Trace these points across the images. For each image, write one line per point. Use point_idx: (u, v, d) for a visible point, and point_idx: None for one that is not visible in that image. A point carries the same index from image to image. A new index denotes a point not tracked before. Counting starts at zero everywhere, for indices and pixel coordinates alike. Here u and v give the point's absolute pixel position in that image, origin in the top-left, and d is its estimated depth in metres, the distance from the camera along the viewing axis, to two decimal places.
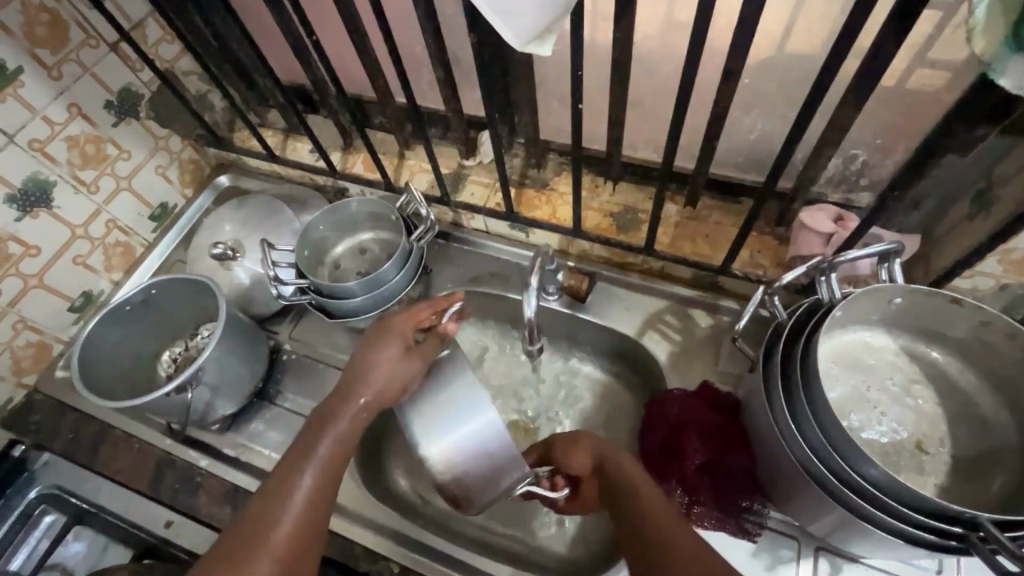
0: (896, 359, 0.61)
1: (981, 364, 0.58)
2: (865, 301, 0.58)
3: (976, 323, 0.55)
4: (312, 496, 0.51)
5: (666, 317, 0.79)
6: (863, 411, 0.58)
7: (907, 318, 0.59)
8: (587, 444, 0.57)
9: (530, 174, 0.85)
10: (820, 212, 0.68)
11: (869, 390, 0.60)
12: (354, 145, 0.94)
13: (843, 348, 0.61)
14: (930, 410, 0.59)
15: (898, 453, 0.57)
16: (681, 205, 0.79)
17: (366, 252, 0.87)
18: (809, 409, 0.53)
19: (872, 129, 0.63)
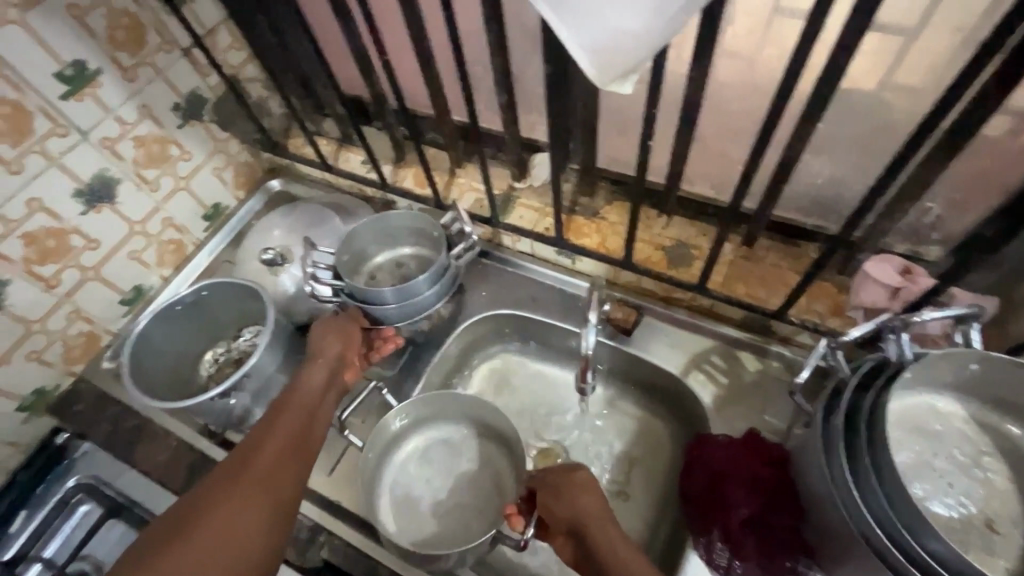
0: (965, 427, 0.58)
1: None
2: (938, 365, 0.55)
3: None
4: (291, 431, 0.63)
5: (712, 358, 0.76)
6: (928, 480, 0.55)
7: (982, 386, 0.56)
8: (575, 484, 0.59)
9: (581, 201, 0.84)
10: (887, 264, 0.65)
11: (937, 458, 0.56)
12: (406, 159, 0.95)
13: (909, 412, 0.58)
14: (1001, 485, 0.55)
15: (966, 530, 0.53)
16: (736, 244, 0.77)
17: (402, 267, 0.87)
18: (874, 474, 0.50)
19: (953, 184, 0.60)
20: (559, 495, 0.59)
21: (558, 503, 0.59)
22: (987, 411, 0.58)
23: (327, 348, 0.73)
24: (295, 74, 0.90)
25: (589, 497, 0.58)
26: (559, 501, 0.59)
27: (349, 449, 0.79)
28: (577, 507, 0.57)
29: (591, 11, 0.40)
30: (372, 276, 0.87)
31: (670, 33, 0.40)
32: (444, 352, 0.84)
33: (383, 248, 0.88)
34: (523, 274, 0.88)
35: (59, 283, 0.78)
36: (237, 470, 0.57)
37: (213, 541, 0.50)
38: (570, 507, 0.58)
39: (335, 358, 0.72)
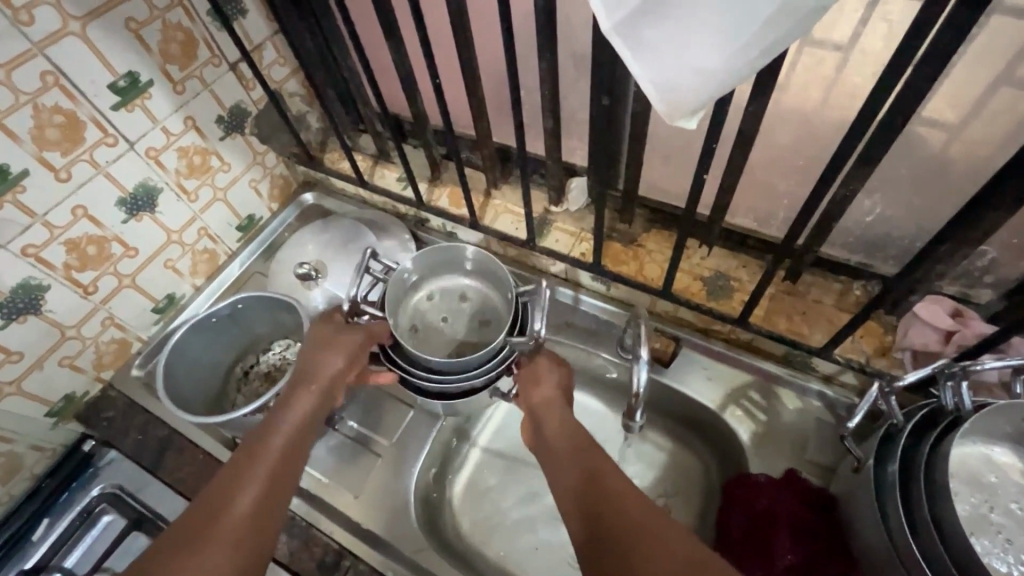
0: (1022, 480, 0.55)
1: None
2: (998, 416, 0.53)
3: None
4: (281, 459, 0.57)
5: (750, 394, 0.75)
6: (985, 535, 0.53)
7: None
8: (548, 378, 0.65)
9: (618, 228, 0.83)
10: (936, 306, 0.64)
11: (1000, 514, 0.54)
12: (442, 178, 0.95)
13: (969, 464, 0.56)
14: None
15: None
16: (778, 278, 0.76)
17: (464, 301, 0.80)
18: (935, 528, 0.48)
19: (1011, 229, 0.58)
20: (535, 373, 0.67)
21: (534, 390, 0.65)
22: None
23: (322, 367, 0.65)
24: (338, 90, 0.91)
25: (560, 386, 0.65)
26: (534, 385, 0.66)
27: (376, 468, 0.77)
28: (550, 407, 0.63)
29: (671, 48, 0.39)
30: (426, 295, 0.80)
31: (749, 74, 0.39)
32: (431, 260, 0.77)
33: (440, 275, 0.80)
34: (556, 299, 0.87)
35: (97, 290, 0.78)
36: (208, 521, 0.49)
37: None
38: (541, 395, 0.64)
39: (332, 376, 0.65)
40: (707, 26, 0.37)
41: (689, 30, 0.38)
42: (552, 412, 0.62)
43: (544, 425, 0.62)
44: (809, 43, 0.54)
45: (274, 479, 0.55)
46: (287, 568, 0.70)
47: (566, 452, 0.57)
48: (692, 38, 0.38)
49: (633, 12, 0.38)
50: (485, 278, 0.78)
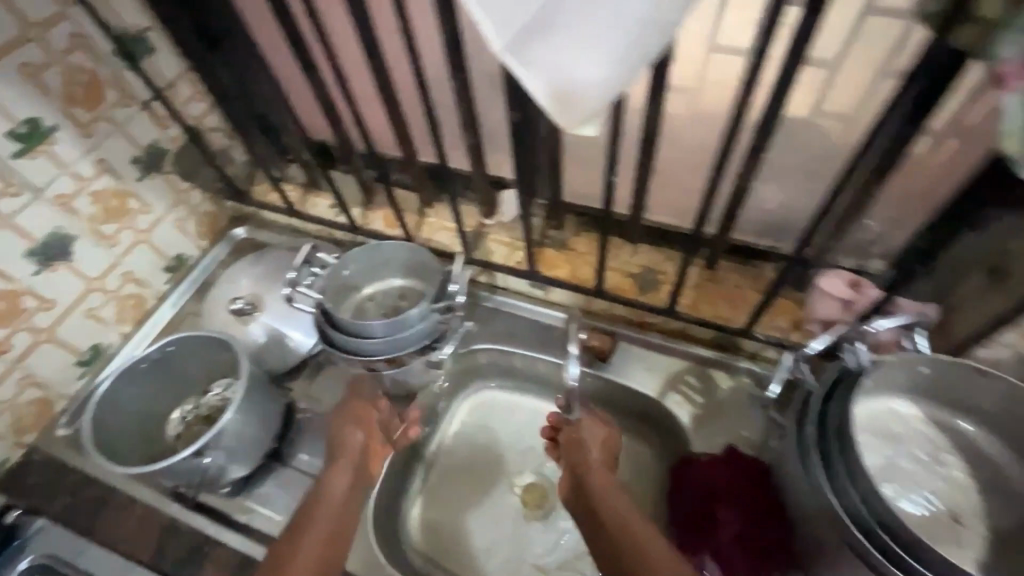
0: (924, 427, 0.61)
1: (1012, 436, 0.57)
2: (894, 370, 0.59)
3: (1002, 395, 0.55)
4: (327, 538, 0.58)
5: (687, 378, 0.79)
6: (895, 481, 0.58)
7: (933, 388, 0.60)
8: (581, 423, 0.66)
9: (550, 234, 0.87)
10: (836, 280, 0.69)
11: (902, 461, 0.59)
12: (375, 202, 0.96)
13: (870, 419, 0.61)
14: (961, 481, 0.58)
15: (935, 525, 0.56)
16: (702, 267, 0.80)
17: (400, 299, 0.80)
18: (849, 479, 0.53)
19: (887, 202, 0.65)
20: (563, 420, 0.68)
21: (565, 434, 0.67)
22: (943, 407, 0.61)
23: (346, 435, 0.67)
24: (260, 122, 0.91)
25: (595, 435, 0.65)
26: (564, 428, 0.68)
27: None
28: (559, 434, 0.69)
29: (560, 65, 0.43)
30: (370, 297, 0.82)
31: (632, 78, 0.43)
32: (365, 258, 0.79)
33: (381, 276, 0.81)
34: (496, 308, 0.88)
35: (9, 348, 0.73)
36: None
37: None
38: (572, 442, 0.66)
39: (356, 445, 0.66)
40: (588, 41, 0.41)
41: (574, 44, 0.42)
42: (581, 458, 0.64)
43: (580, 467, 0.63)
44: (691, 49, 0.59)
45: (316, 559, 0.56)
46: None
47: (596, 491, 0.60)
48: (577, 51, 0.42)
49: (520, 31, 0.41)
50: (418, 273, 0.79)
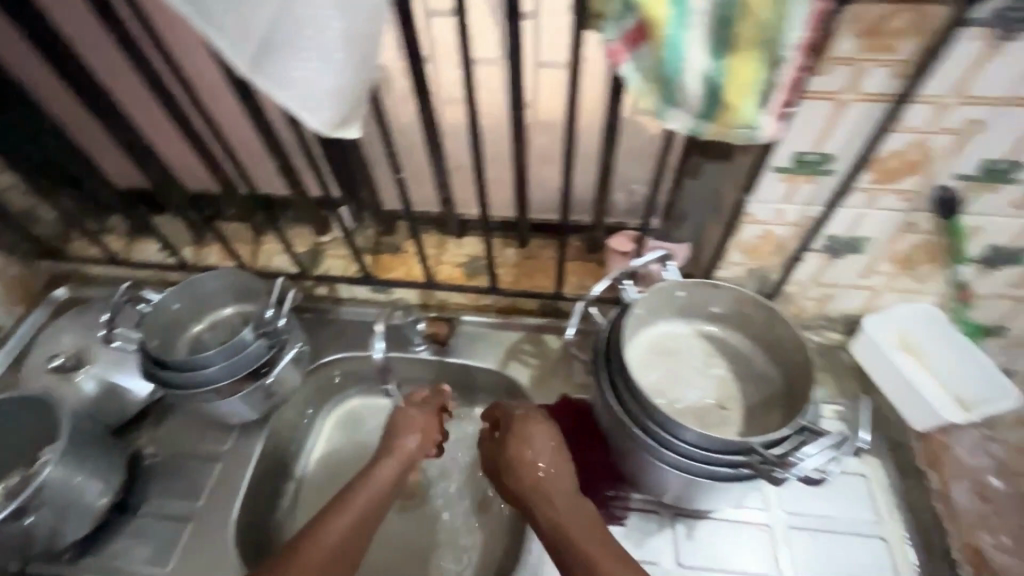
0: (694, 340, 0.75)
1: (750, 330, 0.73)
2: (657, 297, 0.71)
3: (733, 299, 0.71)
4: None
5: (522, 346, 0.88)
6: (676, 387, 0.71)
7: (691, 307, 0.74)
8: (543, 431, 0.65)
9: (383, 240, 0.93)
10: (621, 236, 0.79)
11: (674, 370, 0.72)
12: (207, 239, 0.96)
13: (646, 344, 0.74)
14: (725, 375, 0.72)
15: (707, 413, 0.69)
16: (517, 248, 0.90)
17: (229, 327, 0.82)
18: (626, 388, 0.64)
19: (636, 167, 0.80)
20: (524, 428, 0.65)
21: (530, 440, 0.65)
22: (699, 322, 0.75)
23: (400, 445, 0.70)
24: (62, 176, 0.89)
25: (551, 441, 0.65)
26: (515, 437, 0.65)
27: (189, 533, 0.74)
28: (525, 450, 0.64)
29: (292, 78, 0.48)
30: (199, 329, 0.82)
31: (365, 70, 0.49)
32: (189, 291, 0.79)
33: (216, 305, 0.83)
34: (341, 318, 0.92)
35: None
36: None
37: None
38: (520, 447, 0.64)
39: (411, 453, 0.70)
40: (317, 50, 0.46)
41: (307, 53, 0.47)
42: (535, 467, 0.63)
43: (534, 472, 0.63)
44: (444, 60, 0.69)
45: None
46: None
47: (560, 503, 0.61)
48: (311, 61, 0.47)
49: (257, 51, 0.46)
50: (251, 296, 0.82)
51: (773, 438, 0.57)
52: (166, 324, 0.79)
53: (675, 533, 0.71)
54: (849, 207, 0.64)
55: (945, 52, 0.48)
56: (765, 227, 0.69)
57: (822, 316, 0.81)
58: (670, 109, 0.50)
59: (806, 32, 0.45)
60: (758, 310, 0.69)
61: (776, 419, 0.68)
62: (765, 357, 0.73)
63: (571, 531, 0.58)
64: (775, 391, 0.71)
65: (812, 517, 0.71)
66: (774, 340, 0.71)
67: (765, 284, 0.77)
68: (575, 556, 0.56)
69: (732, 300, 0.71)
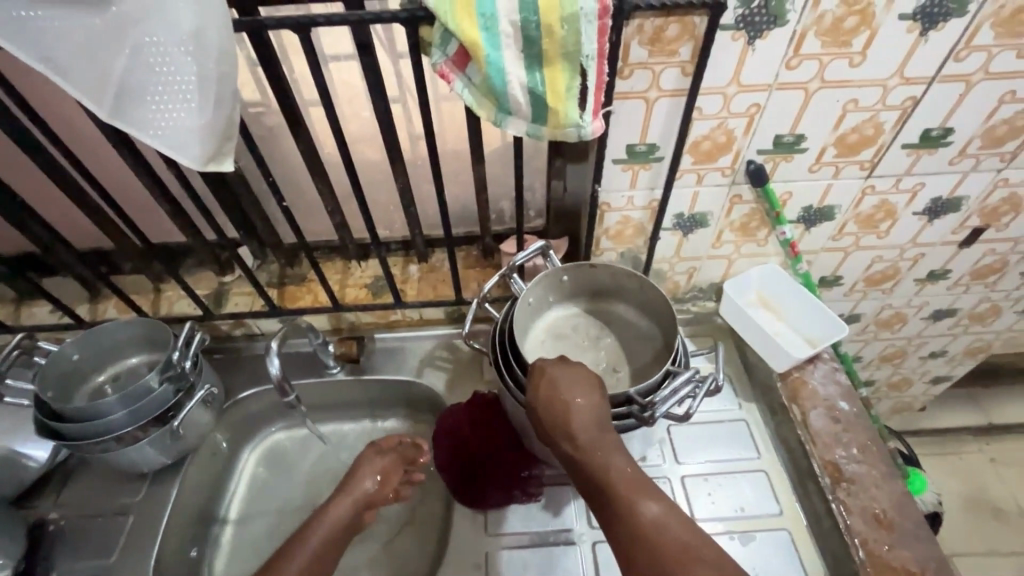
0: (584, 319, 0.83)
1: (631, 301, 0.81)
2: (543, 285, 0.79)
3: (609, 276, 0.79)
4: None
5: (435, 355, 0.93)
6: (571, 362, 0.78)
7: (577, 288, 0.82)
8: (579, 370, 0.60)
9: (288, 273, 0.96)
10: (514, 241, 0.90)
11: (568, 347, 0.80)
12: (103, 294, 0.95)
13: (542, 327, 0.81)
14: (614, 345, 0.81)
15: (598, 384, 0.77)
16: (418, 264, 0.96)
17: (133, 376, 0.81)
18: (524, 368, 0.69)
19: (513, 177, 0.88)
20: (571, 367, 0.60)
21: (563, 381, 0.59)
22: (592, 303, 0.84)
23: (357, 484, 0.72)
24: None
25: (582, 380, 0.60)
26: (554, 378, 0.60)
27: None
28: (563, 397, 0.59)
29: (155, 121, 0.52)
30: (101, 382, 0.81)
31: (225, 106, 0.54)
32: (92, 340, 0.78)
33: (122, 354, 0.82)
34: (251, 354, 0.93)
35: None
36: None
37: None
38: (556, 386, 0.59)
39: (369, 494, 0.72)
40: (174, 93, 0.51)
41: (165, 96, 0.51)
42: (565, 399, 0.58)
43: (569, 407, 0.58)
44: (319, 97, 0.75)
45: None
46: None
47: (591, 437, 0.56)
48: (169, 103, 0.51)
49: (115, 100, 0.51)
50: (156, 345, 0.82)
51: (644, 385, 0.64)
52: (64, 377, 0.78)
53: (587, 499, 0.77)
54: (684, 187, 0.75)
55: (716, 51, 0.60)
56: (622, 213, 0.78)
57: (692, 287, 0.92)
58: (506, 117, 0.59)
59: (599, 44, 0.54)
60: (631, 282, 0.78)
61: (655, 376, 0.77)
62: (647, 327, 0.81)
63: (618, 477, 0.54)
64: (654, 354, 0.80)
65: (704, 463, 0.80)
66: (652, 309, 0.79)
67: (637, 265, 0.87)
68: (618, 496, 0.53)
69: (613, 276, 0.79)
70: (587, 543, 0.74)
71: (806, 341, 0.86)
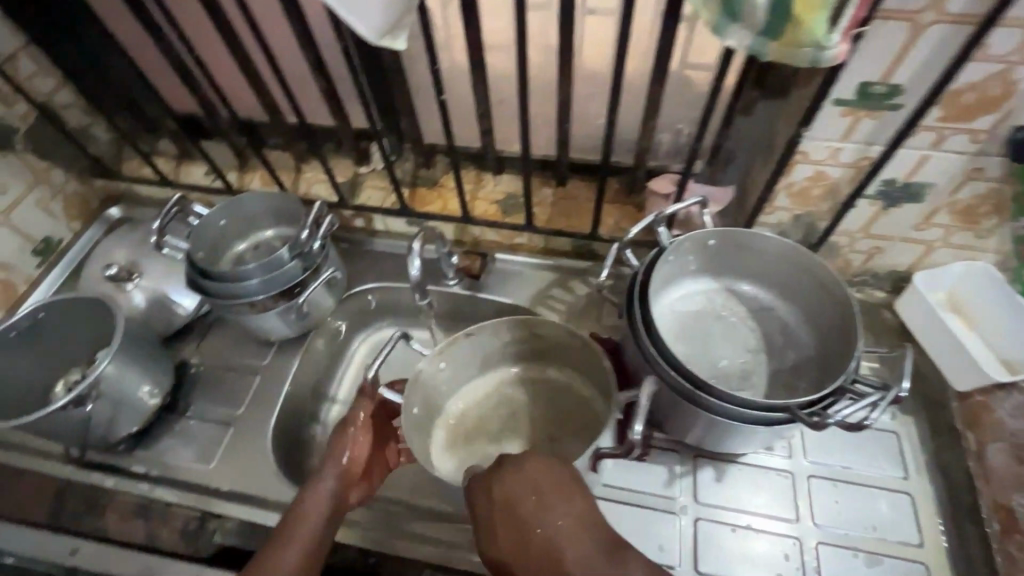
0: (679, 303, 0.78)
1: (510, 357, 0.77)
2: (422, 386, 0.69)
3: (691, 246, 0.73)
4: None
5: (552, 292, 0.89)
6: (706, 358, 0.74)
7: (475, 364, 0.76)
8: (533, 473, 0.55)
9: (421, 174, 0.93)
10: (664, 180, 0.81)
11: (697, 315, 0.77)
12: (250, 164, 0.98)
13: (674, 287, 0.78)
14: (723, 314, 0.77)
15: (732, 373, 0.73)
16: (554, 187, 0.89)
17: (269, 247, 0.84)
18: (653, 341, 0.64)
19: (686, 105, 0.76)
20: (520, 477, 0.55)
21: (518, 494, 0.54)
22: (518, 371, 0.78)
23: (326, 470, 0.66)
24: (116, 93, 0.91)
25: (539, 484, 0.55)
26: (514, 504, 0.54)
27: (233, 434, 0.77)
28: (538, 526, 0.52)
29: None
30: (242, 250, 0.85)
31: None
32: (238, 207, 0.81)
33: (261, 225, 0.85)
34: (376, 250, 0.94)
35: None
36: None
37: None
38: (524, 527, 0.52)
39: (340, 477, 0.66)
40: None
41: None
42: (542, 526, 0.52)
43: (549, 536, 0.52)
44: None
45: None
46: (150, 548, 0.68)
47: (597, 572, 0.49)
48: None
49: None
50: (290, 220, 0.83)
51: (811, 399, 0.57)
52: (212, 239, 0.81)
53: (696, 471, 0.72)
54: (912, 147, 0.60)
55: None
56: (818, 167, 0.65)
57: (867, 270, 0.78)
58: (728, 25, 0.49)
59: None
60: (718, 240, 0.73)
61: (805, 384, 0.71)
62: (795, 309, 0.75)
63: None
64: (592, 407, 0.74)
65: (838, 468, 0.71)
66: (595, 386, 0.73)
67: (809, 232, 0.75)
68: None
69: (546, 331, 0.72)
70: (689, 517, 0.69)
71: (1002, 363, 0.72)
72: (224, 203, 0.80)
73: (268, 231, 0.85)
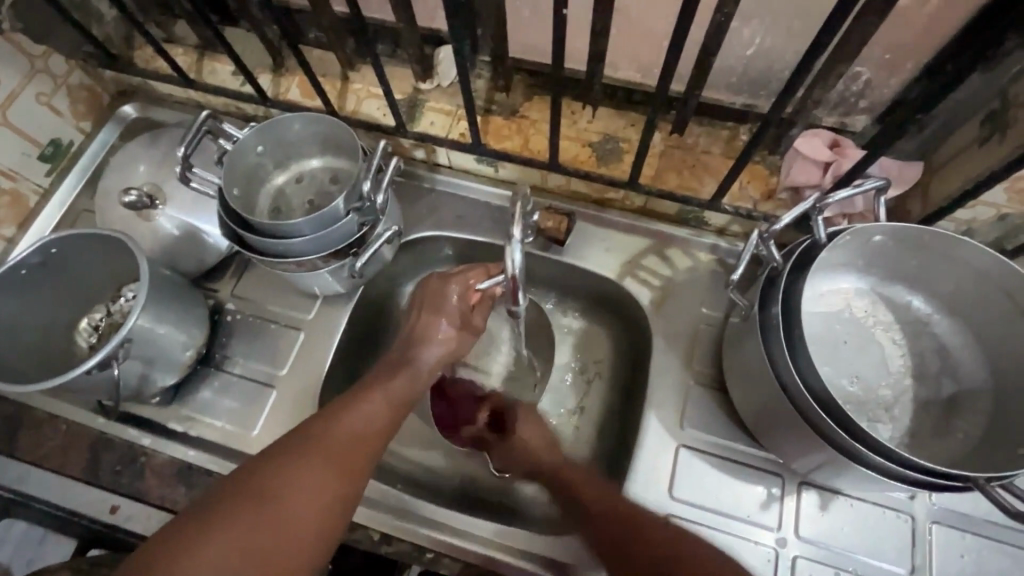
0: (819, 306, 0.62)
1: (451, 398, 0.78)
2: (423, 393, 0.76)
3: (848, 240, 0.56)
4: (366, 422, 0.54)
5: (645, 261, 0.72)
6: (845, 374, 0.60)
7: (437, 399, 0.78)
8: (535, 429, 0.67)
9: (497, 99, 0.74)
10: (816, 139, 0.63)
11: (835, 320, 0.62)
12: (287, 65, 0.80)
13: (812, 283, 0.62)
14: (867, 325, 0.62)
15: (869, 399, 0.60)
16: (666, 133, 0.71)
17: (316, 183, 0.70)
18: (790, 358, 0.51)
19: (884, 42, 0.55)
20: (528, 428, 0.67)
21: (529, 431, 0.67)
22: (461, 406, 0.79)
23: (445, 299, 0.60)
24: None
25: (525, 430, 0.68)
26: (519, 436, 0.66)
27: (276, 397, 0.69)
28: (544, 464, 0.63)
29: None
30: (282, 183, 0.70)
31: None
32: (279, 129, 0.65)
33: (305, 154, 0.70)
34: (437, 190, 0.78)
35: None
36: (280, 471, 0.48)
37: (263, 538, 0.44)
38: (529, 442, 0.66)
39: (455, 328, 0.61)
40: None
41: None
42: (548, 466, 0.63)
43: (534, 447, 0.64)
44: None
45: (356, 437, 0.52)
46: None
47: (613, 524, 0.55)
48: None
49: None
50: (342, 150, 0.68)
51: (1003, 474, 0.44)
52: (249, 170, 0.66)
53: (801, 500, 0.62)
54: None
55: None
56: None
57: None
58: None
59: None
60: (883, 239, 0.56)
61: (960, 426, 0.58)
62: (964, 328, 0.59)
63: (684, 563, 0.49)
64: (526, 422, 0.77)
65: (968, 517, 0.61)
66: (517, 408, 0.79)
67: (1010, 233, 0.58)
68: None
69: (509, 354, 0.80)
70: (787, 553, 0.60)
71: None
72: (262, 124, 0.64)
73: (313, 162, 0.70)
